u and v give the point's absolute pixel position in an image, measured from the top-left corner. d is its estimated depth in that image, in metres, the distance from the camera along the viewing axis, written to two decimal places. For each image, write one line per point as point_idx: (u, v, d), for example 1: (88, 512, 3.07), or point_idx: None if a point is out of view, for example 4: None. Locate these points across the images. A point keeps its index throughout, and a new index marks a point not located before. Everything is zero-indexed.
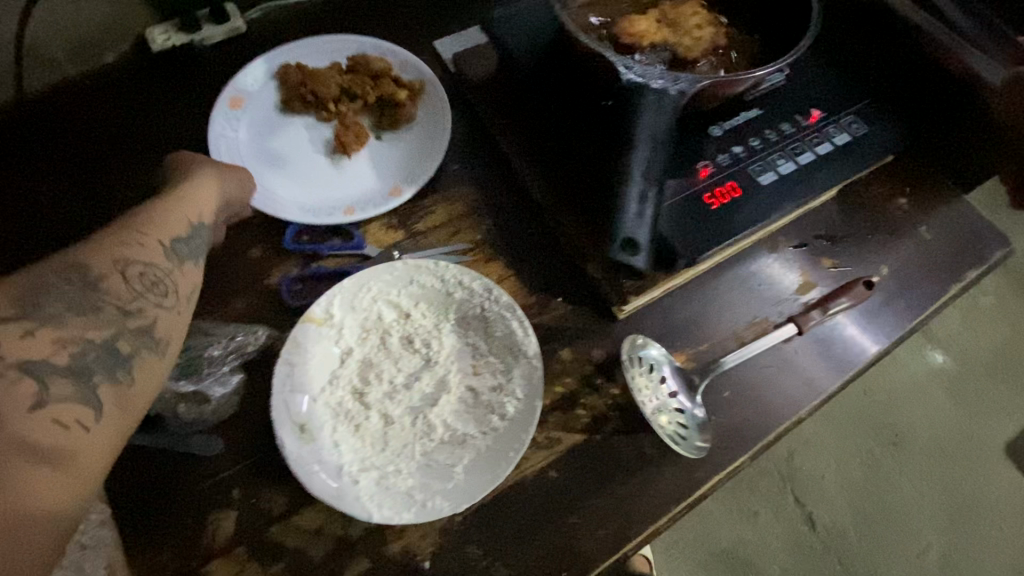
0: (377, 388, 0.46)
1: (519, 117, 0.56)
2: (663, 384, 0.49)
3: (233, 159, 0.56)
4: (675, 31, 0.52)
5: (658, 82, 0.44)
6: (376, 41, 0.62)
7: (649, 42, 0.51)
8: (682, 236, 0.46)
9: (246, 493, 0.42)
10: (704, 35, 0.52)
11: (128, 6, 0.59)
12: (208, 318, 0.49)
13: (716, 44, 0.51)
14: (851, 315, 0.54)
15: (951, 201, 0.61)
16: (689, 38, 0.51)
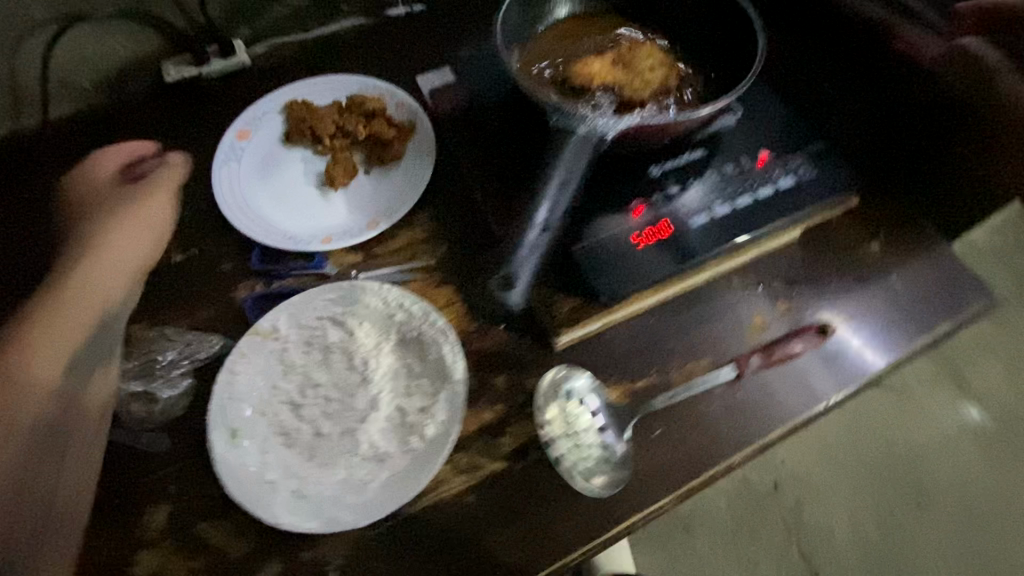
0: (313, 401, 0.49)
1: (476, 142, 0.58)
2: (582, 418, 0.49)
3: (230, 186, 0.60)
4: (627, 72, 0.53)
5: None
6: (375, 81, 0.65)
7: (599, 83, 0.52)
8: (618, 266, 0.51)
9: (181, 490, 0.46)
10: (656, 77, 0.53)
11: (144, 40, 0.66)
12: (173, 325, 0.53)
13: (666, 87, 0.53)
14: (803, 361, 0.53)
15: (928, 247, 0.58)
16: (639, 80, 0.52)
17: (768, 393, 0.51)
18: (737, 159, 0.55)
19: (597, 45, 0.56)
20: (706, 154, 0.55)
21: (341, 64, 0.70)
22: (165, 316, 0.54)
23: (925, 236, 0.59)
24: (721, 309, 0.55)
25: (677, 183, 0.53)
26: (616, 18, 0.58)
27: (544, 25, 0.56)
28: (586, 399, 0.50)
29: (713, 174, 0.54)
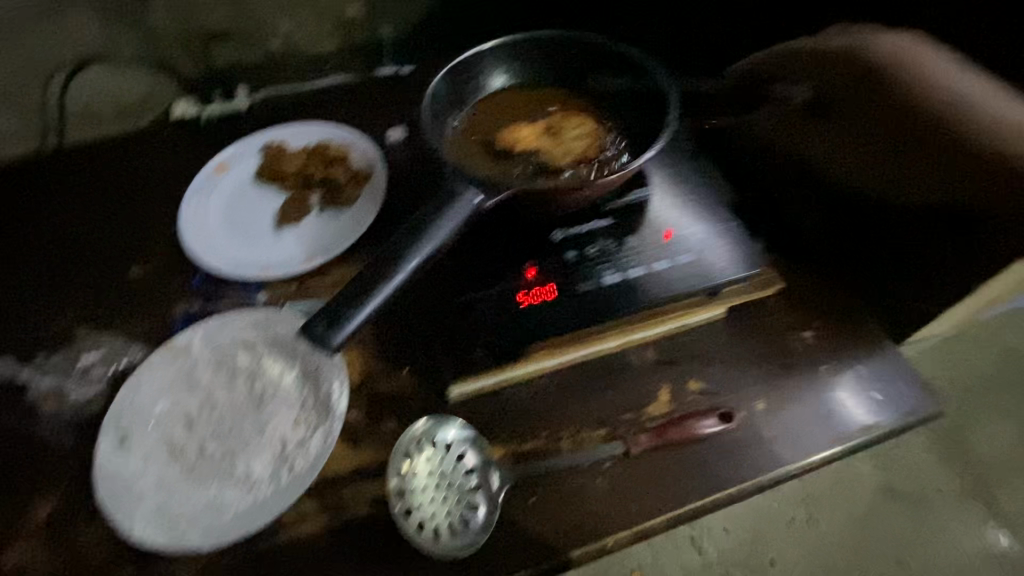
0: (207, 419, 0.50)
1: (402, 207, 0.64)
2: (448, 471, 0.48)
3: (195, 210, 0.65)
4: (552, 140, 0.56)
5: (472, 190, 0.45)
6: (347, 131, 0.70)
7: (522, 148, 0.55)
8: (507, 326, 0.51)
9: (73, 489, 0.49)
10: (578, 146, 0.56)
11: (161, 84, 0.75)
12: (114, 333, 0.58)
13: (586, 156, 0.55)
14: (707, 446, 0.50)
15: (866, 342, 0.55)
16: (561, 149, 0.55)
17: (659, 475, 0.48)
18: (640, 232, 0.56)
19: (533, 115, 0.60)
20: (614, 224, 0.57)
21: (322, 113, 0.76)
22: (107, 323, 0.59)
23: (865, 333, 0.56)
24: (628, 381, 0.53)
25: (576, 248, 0.55)
26: (555, 90, 0.62)
27: (485, 93, 0.61)
28: (464, 454, 0.48)
29: (613, 243, 0.55)
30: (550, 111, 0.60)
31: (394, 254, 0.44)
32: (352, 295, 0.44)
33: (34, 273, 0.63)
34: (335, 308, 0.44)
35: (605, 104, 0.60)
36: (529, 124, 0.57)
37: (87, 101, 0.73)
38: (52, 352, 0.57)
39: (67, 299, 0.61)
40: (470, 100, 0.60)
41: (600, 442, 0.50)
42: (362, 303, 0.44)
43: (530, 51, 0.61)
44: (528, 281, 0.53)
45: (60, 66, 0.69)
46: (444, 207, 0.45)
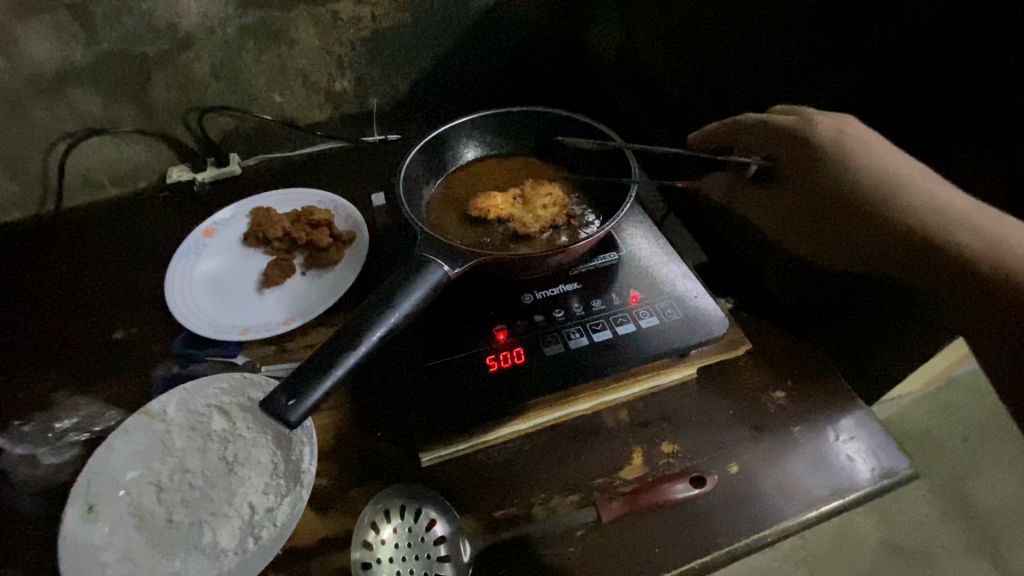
0: (177, 486, 0.50)
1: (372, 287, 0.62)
2: (415, 541, 0.47)
3: (181, 272, 0.67)
4: (523, 208, 0.60)
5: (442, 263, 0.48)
6: (332, 197, 0.73)
7: (494, 215, 0.59)
8: (477, 391, 0.52)
9: (37, 559, 0.48)
10: (547, 213, 0.59)
11: (158, 153, 0.79)
12: (92, 396, 0.58)
13: (554, 223, 0.59)
14: (681, 512, 0.49)
15: (837, 401, 0.56)
16: (531, 216, 0.59)
17: (632, 544, 0.48)
18: (606, 295, 0.57)
19: (507, 186, 0.65)
20: (581, 287, 0.58)
21: (312, 179, 0.80)
22: (87, 387, 0.59)
23: (835, 391, 0.56)
24: (602, 443, 0.53)
25: (545, 311, 0.56)
26: (523, 161, 0.67)
27: (458, 164, 0.66)
28: (433, 522, 0.48)
29: (580, 306, 0.56)
30: (519, 182, 0.65)
31: (364, 320, 0.45)
32: (315, 367, 0.43)
33: (19, 337, 0.64)
34: (295, 381, 0.43)
35: (569, 175, 0.65)
36: (503, 193, 0.62)
37: (87, 169, 0.77)
38: (28, 417, 0.57)
39: (50, 363, 0.62)
40: (444, 171, 0.65)
41: (571, 508, 0.49)
42: (325, 375, 0.43)
43: (499, 126, 0.67)
44: (497, 345, 0.54)
45: (61, 137, 0.73)
46: (414, 275, 0.47)
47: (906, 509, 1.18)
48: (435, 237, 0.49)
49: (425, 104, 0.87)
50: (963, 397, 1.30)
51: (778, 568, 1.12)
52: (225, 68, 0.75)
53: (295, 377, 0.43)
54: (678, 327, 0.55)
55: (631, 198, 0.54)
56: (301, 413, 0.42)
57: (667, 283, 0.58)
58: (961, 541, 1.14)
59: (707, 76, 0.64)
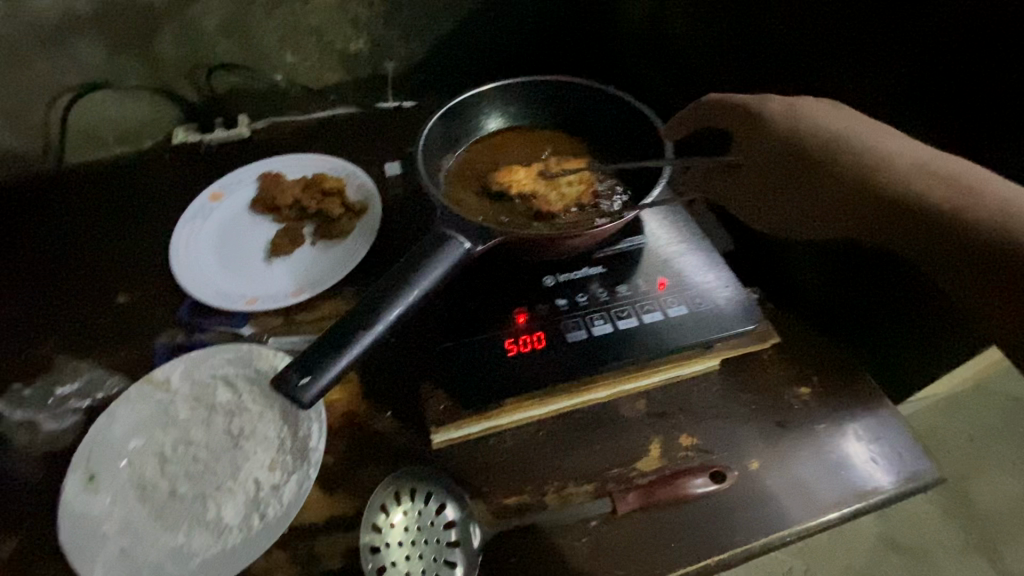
0: (180, 457, 0.49)
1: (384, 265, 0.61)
2: (426, 524, 0.45)
3: (187, 237, 0.65)
4: (548, 185, 0.57)
5: (464, 240, 0.45)
6: (345, 164, 0.70)
7: (516, 190, 0.56)
8: (491, 375, 0.50)
9: (35, 527, 0.47)
10: (572, 191, 0.57)
11: (164, 111, 0.76)
12: (94, 362, 0.57)
13: (580, 202, 0.56)
14: (699, 507, 0.48)
15: (863, 400, 0.54)
16: (556, 193, 0.56)
17: (647, 537, 0.46)
18: (631, 281, 0.55)
19: (528, 160, 0.62)
20: (606, 271, 0.55)
21: (324, 145, 0.76)
22: (89, 352, 0.57)
23: (861, 389, 0.54)
24: (619, 433, 0.51)
25: (567, 295, 0.54)
26: (546, 134, 0.64)
27: (477, 134, 0.63)
28: (444, 507, 0.46)
29: (604, 291, 0.54)
30: (541, 156, 0.62)
31: (379, 296, 0.43)
32: (327, 346, 0.41)
33: (19, 298, 0.62)
34: (307, 359, 0.41)
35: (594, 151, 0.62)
36: (526, 168, 0.59)
37: (89, 125, 0.74)
38: (29, 381, 0.55)
39: (50, 326, 0.60)
40: (463, 142, 0.62)
41: (586, 498, 0.48)
42: (338, 355, 0.41)
43: (521, 95, 0.63)
44: (516, 328, 0.52)
45: (63, 90, 0.70)
46: (431, 251, 0.45)
47: (907, 505, 1.17)
48: (455, 212, 0.46)
49: (443, 71, 0.83)
50: (971, 397, 1.28)
51: (775, 557, 1.12)
52: (235, 22, 0.71)
53: (308, 356, 0.41)
54: (703, 316, 0.52)
55: (665, 180, 0.51)
56: (314, 394, 0.41)
57: (693, 269, 0.56)
58: (958, 540, 1.14)
59: (746, 51, 0.60)
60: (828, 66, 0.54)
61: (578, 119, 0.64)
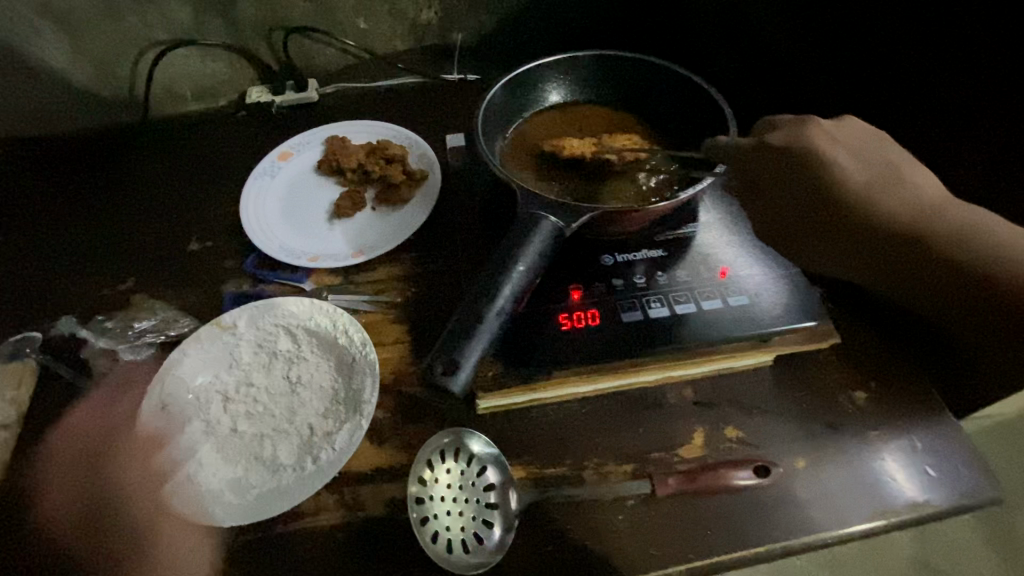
0: (243, 397, 0.52)
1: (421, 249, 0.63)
2: (467, 484, 0.47)
3: (257, 194, 0.67)
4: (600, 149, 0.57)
5: (551, 217, 0.46)
6: (408, 133, 0.72)
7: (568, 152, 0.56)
8: (543, 349, 0.50)
9: (110, 445, 0.51)
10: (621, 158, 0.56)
11: (241, 71, 0.79)
12: (168, 301, 0.60)
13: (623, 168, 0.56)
14: (739, 499, 0.47)
15: (923, 411, 0.52)
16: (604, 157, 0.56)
17: (684, 522, 0.46)
18: (691, 266, 0.54)
19: (585, 133, 0.61)
20: (666, 254, 0.55)
21: (389, 112, 0.78)
22: (163, 293, 0.61)
23: (922, 400, 0.52)
24: (663, 417, 0.51)
25: (623, 275, 0.54)
26: (605, 110, 0.63)
27: (535, 109, 0.63)
28: (485, 469, 0.47)
29: (661, 275, 0.54)
30: (598, 131, 0.62)
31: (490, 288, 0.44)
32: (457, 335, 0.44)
33: (103, 237, 0.67)
34: (447, 351, 0.43)
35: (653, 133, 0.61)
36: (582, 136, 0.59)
37: (171, 80, 0.77)
38: (109, 314, 0.60)
39: (129, 266, 0.64)
40: (520, 115, 0.62)
41: (626, 478, 0.48)
42: (468, 345, 0.43)
43: (584, 70, 0.63)
44: (570, 304, 0.52)
45: (152, 44, 0.73)
46: (523, 227, 0.46)
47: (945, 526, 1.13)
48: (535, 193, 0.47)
49: (509, 46, 0.83)
50: None
51: (798, 564, 1.11)
52: None
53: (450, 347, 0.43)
54: (762, 309, 0.51)
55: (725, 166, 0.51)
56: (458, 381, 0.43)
57: (754, 261, 0.55)
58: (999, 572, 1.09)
59: (831, 38, 0.58)
60: (924, 61, 0.51)
61: (647, 101, 0.62)
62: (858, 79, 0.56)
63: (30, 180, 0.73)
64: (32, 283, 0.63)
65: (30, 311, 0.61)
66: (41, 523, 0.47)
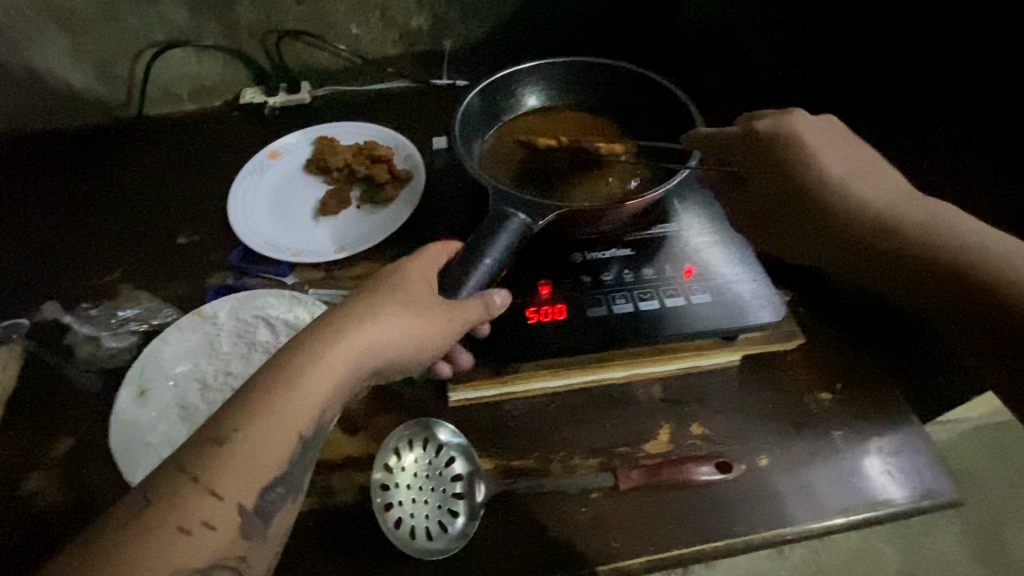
0: (220, 386, 0.53)
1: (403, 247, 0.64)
2: (432, 472, 0.48)
3: (245, 191, 0.69)
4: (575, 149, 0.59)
5: (523, 216, 0.48)
6: (395, 135, 0.74)
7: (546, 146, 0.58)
8: (513, 343, 0.52)
9: (90, 429, 0.52)
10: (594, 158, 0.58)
11: (235, 73, 0.81)
12: (153, 292, 0.62)
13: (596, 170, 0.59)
14: (702, 495, 0.48)
15: (886, 414, 0.53)
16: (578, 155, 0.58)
17: (645, 516, 0.47)
18: (660, 265, 0.56)
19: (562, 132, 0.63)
20: (636, 253, 0.57)
21: (378, 116, 0.80)
22: (149, 284, 0.63)
23: (886, 403, 0.53)
24: (630, 413, 0.52)
25: (593, 273, 0.55)
26: (585, 115, 0.65)
27: (515, 114, 0.65)
28: (453, 460, 0.49)
29: (630, 274, 0.55)
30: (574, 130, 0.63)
31: (455, 282, 0.45)
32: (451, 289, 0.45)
33: (94, 229, 0.68)
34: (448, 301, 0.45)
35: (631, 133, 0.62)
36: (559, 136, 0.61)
37: (167, 80, 0.80)
38: (95, 302, 0.61)
39: (118, 257, 0.65)
40: (500, 119, 0.64)
41: (590, 471, 0.49)
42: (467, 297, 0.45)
43: (562, 76, 0.65)
44: (542, 300, 0.54)
45: (149, 45, 0.76)
46: (493, 224, 0.47)
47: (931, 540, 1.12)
48: (506, 189, 0.49)
49: (498, 53, 0.85)
50: None
51: None
52: None
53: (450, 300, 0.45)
54: (728, 308, 0.52)
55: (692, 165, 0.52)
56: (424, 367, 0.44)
57: (722, 262, 0.56)
58: None
59: (804, 49, 0.59)
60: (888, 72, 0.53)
61: (625, 108, 0.64)
62: (828, 89, 0.58)
63: (26, 173, 0.75)
64: (22, 272, 0.65)
65: (18, 300, 0.62)
66: (17, 502, 0.48)
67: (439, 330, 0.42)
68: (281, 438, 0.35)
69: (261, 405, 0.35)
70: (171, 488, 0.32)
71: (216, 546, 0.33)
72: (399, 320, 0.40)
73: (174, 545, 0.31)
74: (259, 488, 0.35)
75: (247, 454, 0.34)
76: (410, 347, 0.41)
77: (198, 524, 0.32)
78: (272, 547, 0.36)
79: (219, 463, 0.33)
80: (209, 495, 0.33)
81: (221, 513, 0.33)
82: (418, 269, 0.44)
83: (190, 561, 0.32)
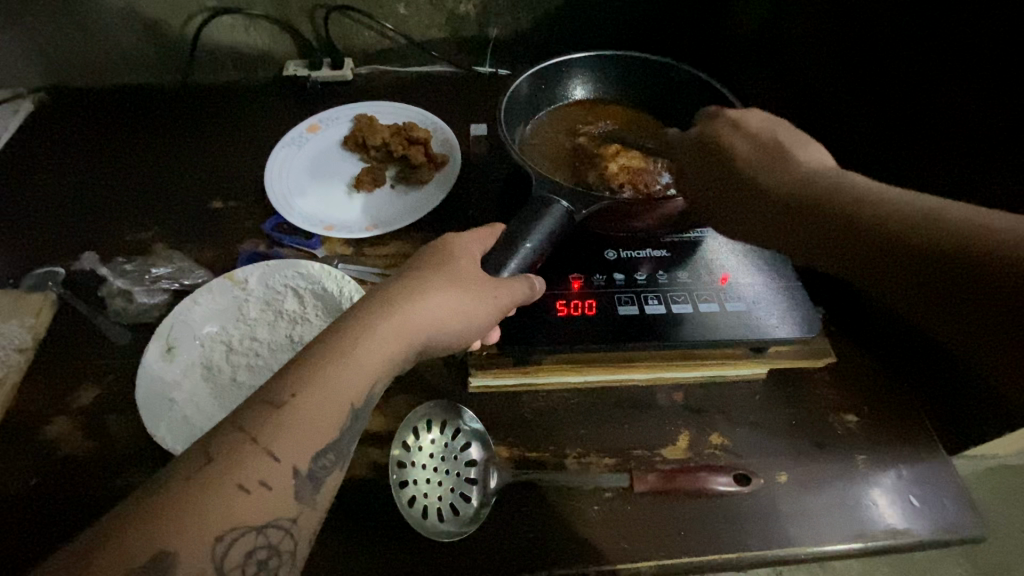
0: (245, 350, 0.53)
1: (434, 231, 0.64)
2: (447, 454, 0.48)
3: (283, 163, 0.69)
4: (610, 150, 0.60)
5: (565, 201, 0.48)
6: (434, 119, 0.74)
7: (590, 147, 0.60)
8: (538, 334, 0.51)
9: (117, 380, 0.53)
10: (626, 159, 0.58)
11: (281, 45, 0.81)
12: (186, 253, 0.63)
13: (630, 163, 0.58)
14: (720, 504, 0.47)
15: (912, 442, 0.51)
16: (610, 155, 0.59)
17: (657, 520, 0.46)
18: (694, 271, 0.55)
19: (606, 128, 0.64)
20: (668, 256, 0.56)
21: (419, 100, 0.80)
22: (182, 244, 0.64)
23: (913, 432, 0.52)
24: (648, 417, 0.52)
25: (623, 271, 0.55)
26: (625, 120, 0.66)
27: (556, 112, 0.66)
28: (469, 445, 0.49)
29: (661, 276, 0.55)
30: (623, 130, 0.65)
31: (499, 261, 0.45)
32: (498, 252, 0.45)
33: (134, 185, 0.69)
34: (495, 260, 0.45)
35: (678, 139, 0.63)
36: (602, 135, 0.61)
37: (215, 47, 0.80)
38: (130, 258, 0.62)
39: (154, 216, 0.66)
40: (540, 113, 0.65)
41: (604, 469, 0.49)
42: (513, 257, 0.45)
43: (606, 73, 0.66)
44: (570, 294, 0.54)
45: (200, 10, 0.76)
46: (536, 209, 0.47)
47: None
48: (549, 178, 0.49)
49: (540, 45, 0.84)
50: None
51: None
52: None
53: (497, 258, 0.45)
54: (762, 319, 0.52)
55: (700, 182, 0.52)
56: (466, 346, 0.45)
57: (755, 273, 0.55)
58: None
59: (853, 61, 0.57)
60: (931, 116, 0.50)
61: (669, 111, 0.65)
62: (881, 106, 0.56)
63: (73, 126, 0.76)
64: (62, 221, 0.66)
65: (56, 247, 0.64)
66: (42, 444, 0.49)
67: (486, 305, 0.42)
68: (333, 407, 0.36)
69: (315, 374, 0.36)
70: (230, 446, 0.33)
71: (272, 508, 0.33)
72: (445, 296, 0.41)
73: (228, 501, 0.32)
74: (315, 451, 0.35)
75: (303, 419, 0.35)
76: (455, 321, 0.41)
77: (256, 483, 0.33)
78: (322, 510, 0.35)
79: (274, 423, 0.34)
80: (267, 456, 0.33)
81: (278, 473, 0.33)
82: (461, 246, 0.45)
83: (249, 519, 0.32)
